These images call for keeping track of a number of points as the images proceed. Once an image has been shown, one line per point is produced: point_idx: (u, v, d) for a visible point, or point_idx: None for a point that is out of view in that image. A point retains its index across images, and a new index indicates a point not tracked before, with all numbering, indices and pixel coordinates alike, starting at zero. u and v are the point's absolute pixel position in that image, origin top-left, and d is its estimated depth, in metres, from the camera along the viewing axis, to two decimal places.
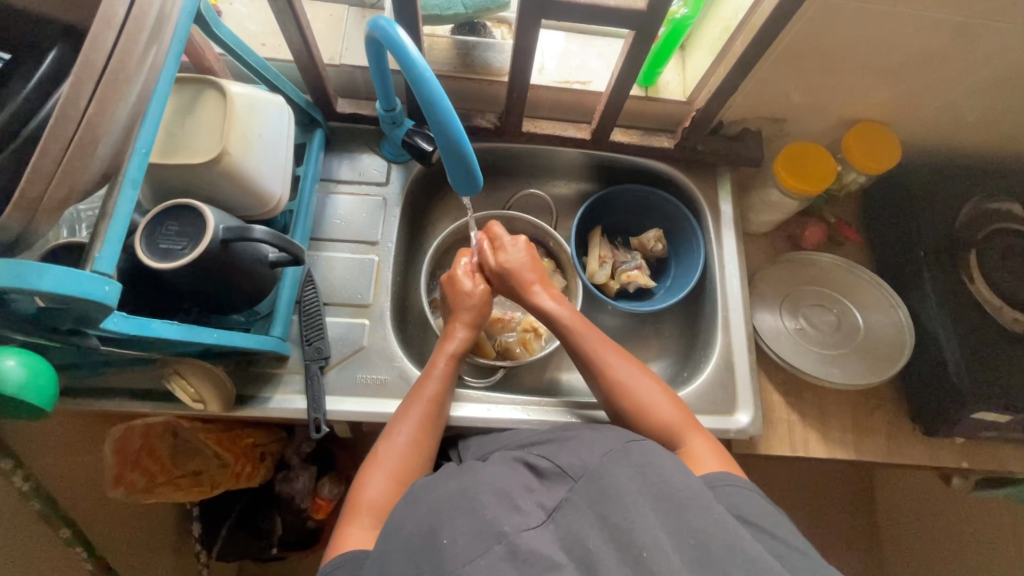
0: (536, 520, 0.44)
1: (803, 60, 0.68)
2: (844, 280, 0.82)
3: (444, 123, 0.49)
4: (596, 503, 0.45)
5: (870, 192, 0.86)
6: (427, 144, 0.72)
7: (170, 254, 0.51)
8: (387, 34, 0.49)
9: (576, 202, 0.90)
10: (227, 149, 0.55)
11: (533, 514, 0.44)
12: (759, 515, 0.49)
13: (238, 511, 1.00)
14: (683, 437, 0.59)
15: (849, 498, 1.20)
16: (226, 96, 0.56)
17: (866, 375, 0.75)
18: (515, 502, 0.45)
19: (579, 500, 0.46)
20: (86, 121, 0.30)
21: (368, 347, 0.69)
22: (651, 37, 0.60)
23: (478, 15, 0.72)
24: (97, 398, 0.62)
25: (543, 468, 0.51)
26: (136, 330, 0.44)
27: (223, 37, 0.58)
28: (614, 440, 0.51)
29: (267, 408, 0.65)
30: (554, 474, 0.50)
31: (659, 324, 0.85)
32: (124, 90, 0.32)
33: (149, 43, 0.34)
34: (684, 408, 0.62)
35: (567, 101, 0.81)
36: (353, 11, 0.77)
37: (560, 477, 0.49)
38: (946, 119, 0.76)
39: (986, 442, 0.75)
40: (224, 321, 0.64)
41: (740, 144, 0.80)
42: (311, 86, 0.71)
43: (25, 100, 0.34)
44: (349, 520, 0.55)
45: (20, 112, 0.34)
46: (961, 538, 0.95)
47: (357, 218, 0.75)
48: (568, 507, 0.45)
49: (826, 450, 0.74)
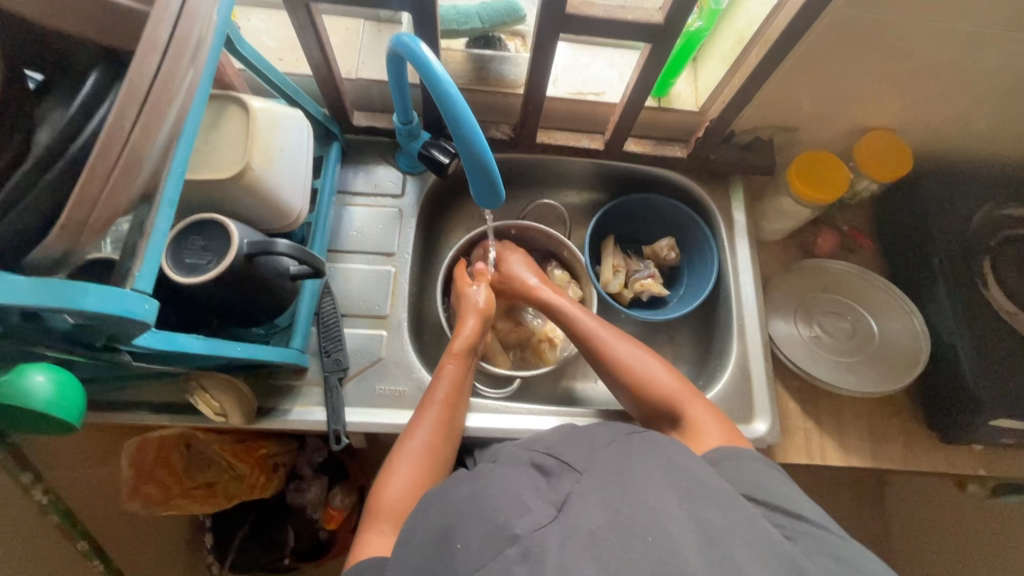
0: (545, 517, 0.44)
1: (816, 70, 0.68)
2: (858, 287, 0.82)
3: (467, 136, 0.50)
4: (603, 494, 0.45)
5: (881, 199, 0.86)
6: (443, 156, 0.72)
7: (195, 269, 0.52)
8: (411, 50, 0.50)
9: (589, 211, 0.91)
10: (250, 164, 0.55)
11: (542, 512, 0.44)
12: (762, 483, 0.49)
13: (250, 523, 1.00)
14: (698, 414, 0.59)
15: (862, 505, 1.19)
16: (248, 112, 0.57)
17: (881, 382, 0.75)
18: (524, 502, 0.45)
19: (585, 492, 0.46)
20: (132, 143, 0.31)
21: (385, 358, 0.70)
22: (667, 49, 0.60)
23: (494, 29, 0.73)
24: (119, 411, 0.62)
25: (548, 466, 0.52)
26: (164, 345, 0.45)
27: (246, 54, 0.58)
28: (616, 433, 0.55)
29: (287, 420, 0.65)
30: (559, 471, 0.51)
31: (673, 332, 0.85)
32: (167, 112, 0.33)
33: (189, 65, 0.35)
34: (688, 382, 0.63)
35: (580, 112, 0.81)
36: (369, 25, 0.78)
37: (567, 474, 0.49)
38: (957, 127, 0.77)
39: (1004, 449, 0.75)
40: (244, 334, 0.64)
41: (753, 153, 0.81)
42: (329, 100, 0.72)
43: (67, 122, 0.34)
44: (369, 526, 0.55)
45: (62, 133, 0.34)
46: (978, 546, 0.94)
47: (374, 229, 0.76)
48: (575, 500, 0.45)
49: (843, 458, 0.74)
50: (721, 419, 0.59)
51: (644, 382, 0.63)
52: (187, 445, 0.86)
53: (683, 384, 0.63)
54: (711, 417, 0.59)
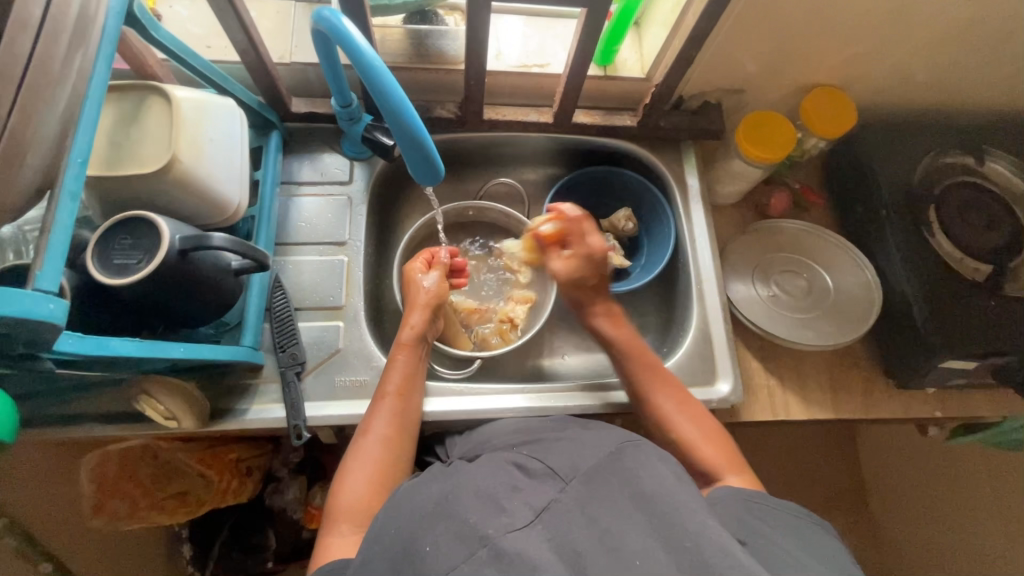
0: (522, 520, 0.43)
1: (752, 30, 0.68)
2: (813, 245, 0.83)
3: (398, 111, 0.48)
4: (586, 507, 0.44)
5: (830, 156, 0.87)
6: (387, 139, 0.70)
7: (125, 269, 0.49)
8: (332, 25, 0.48)
9: (545, 187, 0.90)
10: (177, 155, 0.53)
11: (519, 515, 0.43)
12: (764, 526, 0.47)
13: (229, 529, 0.98)
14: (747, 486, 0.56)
15: (835, 458, 1.23)
16: (170, 101, 0.54)
17: (838, 334, 0.76)
18: (500, 504, 0.44)
19: (568, 503, 0.45)
20: (10, 128, 0.30)
21: (344, 349, 0.68)
22: (603, 13, 0.60)
23: (428, 3, 0.70)
24: (63, 426, 0.59)
25: (533, 467, 0.50)
26: (92, 349, 0.43)
27: (163, 40, 0.55)
28: (610, 443, 0.52)
29: (245, 420, 0.63)
30: (543, 474, 0.49)
31: (636, 303, 0.86)
32: (48, 94, 0.32)
33: (71, 46, 0.34)
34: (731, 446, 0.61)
35: (526, 85, 0.80)
36: (300, 7, 0.75)
37: (550, 478, 0.49)
38: (896, 80, 0.78)
39: (957, 390, 0.78)
40: (190, 335, 0.62)
41: (702, 117, 0.81)
42: (262, 87, 0.69)
43: None
44: (329, 529, 0.54)
45: None
46: (943, 485, 0.98)
47: (323, 219, 0.74)
48: (557, 508, 0.44)
49: (806, 412, 0.76)
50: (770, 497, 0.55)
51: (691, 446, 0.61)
52: (154, 455, 0.83)
53: (729, 453, 0.60)
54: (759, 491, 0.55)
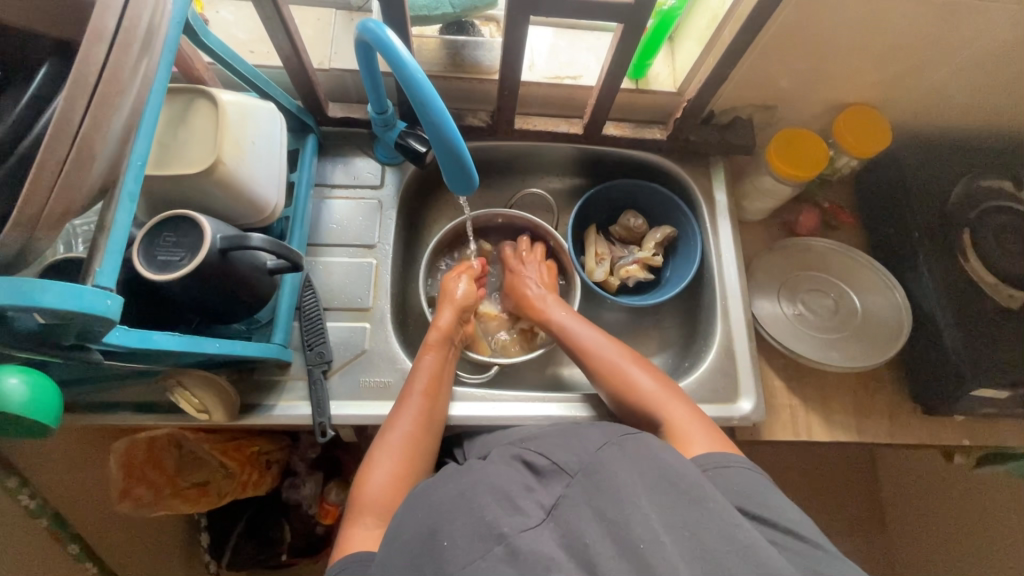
0: (535, 520, 0.44)
1: (787, 48, 0.68)
2: (841, 264, 0.82)
3: (436, 122, 0.49)
4: (593, 499, 0.45)
5: (862, 175, 0.86)
6: (420, 146, 0.72)
7: (168, 265, 0.51)
8: (377, 36, 0.49)
9: (572, 197, 0.90)
10: (221, 158, 0.55)
11: (533, 514, 0.45)
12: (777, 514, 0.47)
13: (246, 519, 1.01)
14: (685, 421, 0.58)
15: (853, 481, 1.21)
16: (217, 105, 0.56)
17: (863, 356, 0.75)
18: (515, 502, 0.46)
19: (576, 497, 0.46)
20: (82, 133, 0.32)
21: (369, 350, 0.70)
22: (639, 31, 0.60)
23: (466, 14, 0.72)
24: (106, 411, 0.62)
25: (540, 465, 0.51)
26: (136, 343, 0.44)
27: (212, 46, 0.58)
28: (609, 435, 0.52)
29: (272, 415, 0.65)
30: (551, 470, 0.50)
31: (659, 316, 0.86)
32: (118, 101, 0.34)
33: (140, 54, 0.36)
34: (672, 385, 0.64)
35: (557, 97, 0.81)
36: (341, 15, 0.78)
37: (558, 474, 0.49)
38: (933, 101, 0.77)
39: (986, 419, 0.76)
40: (225, 330, 0.64)
41: (732, 132, 0.81)
42: (301, 92, 0.71)
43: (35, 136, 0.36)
44: (353, 521, 0.55)
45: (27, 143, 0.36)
46: (964, 514, 0.96)
47: (354, 222, 0.75)
48: (566, 504, 0.46)
49: (828, 434, 0.75)
50: (713, 428, 0.58)
51: (631, 391, 0.63)
52: (177, 444, 0.85)
53: (668, 391, 0.62)
54: (701, 425, 0.58)
